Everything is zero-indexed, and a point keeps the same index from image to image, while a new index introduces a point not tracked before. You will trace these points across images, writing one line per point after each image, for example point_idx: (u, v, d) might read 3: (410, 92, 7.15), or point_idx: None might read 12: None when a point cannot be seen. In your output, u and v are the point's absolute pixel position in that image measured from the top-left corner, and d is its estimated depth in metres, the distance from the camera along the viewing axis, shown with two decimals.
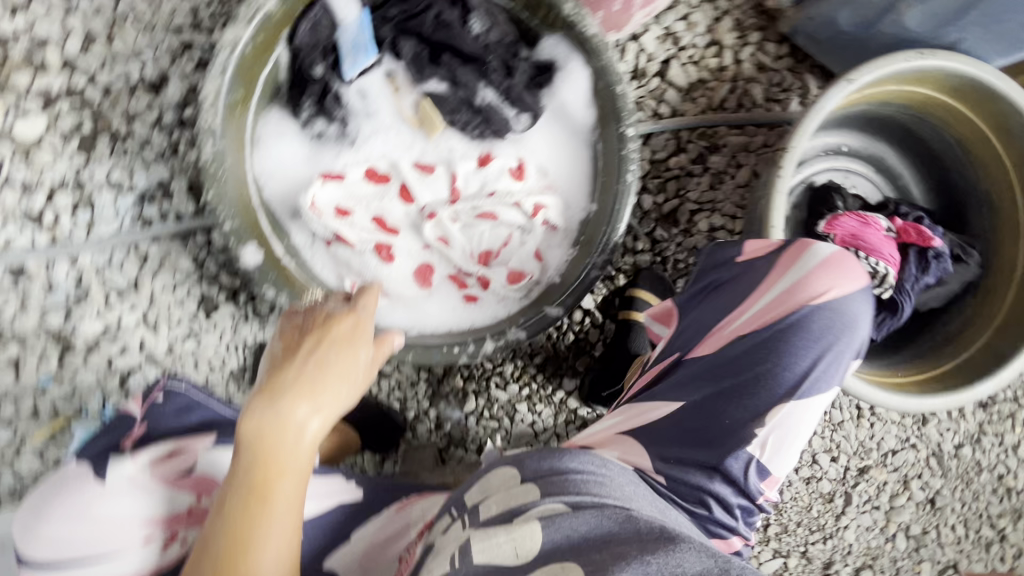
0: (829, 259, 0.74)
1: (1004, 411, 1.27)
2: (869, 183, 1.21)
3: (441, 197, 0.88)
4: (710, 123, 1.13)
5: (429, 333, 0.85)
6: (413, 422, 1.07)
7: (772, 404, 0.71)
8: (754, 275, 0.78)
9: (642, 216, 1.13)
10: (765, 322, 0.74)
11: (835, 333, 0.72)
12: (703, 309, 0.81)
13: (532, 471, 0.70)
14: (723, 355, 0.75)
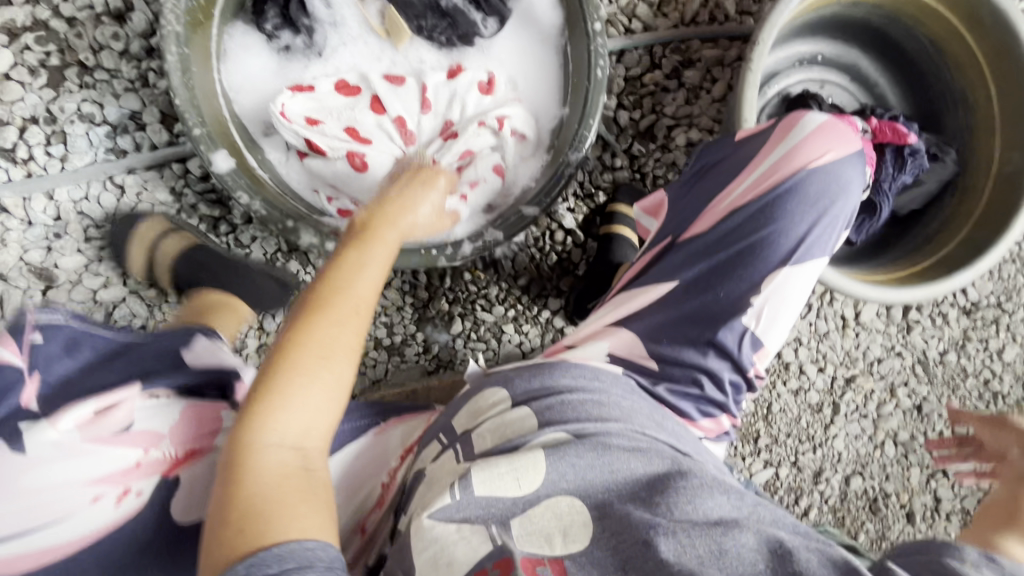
0: (822, 125, 0.77)
1: (988, 316, 1.29)
2: (845, 93, 1.21)
3: (412, 108, 0.87)
4: (682, 36, 1.14)
5: None
6: (401, 345, 1.08)
7: (767, 271, 0.74)
8: (749, 152, 0.81)
9: (619, 132, 1.13)
10: (760, 191, 0.76)
11: (830, 198, 0.75)
12: (697, 193, 0.82)
13: (522, 391, 0.68)
14: (718, 228, 0.77)
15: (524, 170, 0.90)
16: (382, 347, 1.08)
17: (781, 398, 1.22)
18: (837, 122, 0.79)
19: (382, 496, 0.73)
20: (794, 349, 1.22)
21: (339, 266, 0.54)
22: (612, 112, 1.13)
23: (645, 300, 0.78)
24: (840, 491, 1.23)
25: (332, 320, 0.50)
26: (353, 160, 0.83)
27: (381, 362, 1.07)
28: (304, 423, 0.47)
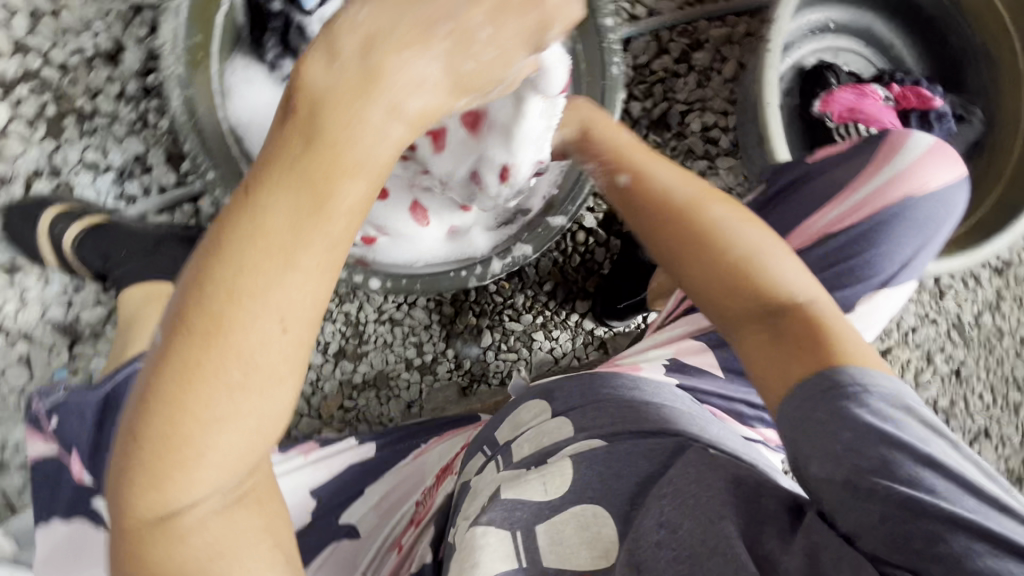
0: (932, 148, 0.68)
1: (1020, 274, 1.27)
2: (860, 60, 1.17)
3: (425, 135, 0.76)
4: (689, 17, 1.10)
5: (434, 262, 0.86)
6: (433, 363, 1.07)
7: (867, 296, 0.67)
8: (852, 164, 0.70)
9: (633, 123, 1.10)
10: (863, 215, 0.67)
11: (932, 227, 0.68)
12: (782, 210, 0.72)
13: (563, 403, 0.67)
14: (807, 252, 0.68)
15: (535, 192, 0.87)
16: (414, 368, 1.06)
17: None
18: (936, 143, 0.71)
19: (418, 514, 0.73)
20: None
21: (249, 245, 0.35)
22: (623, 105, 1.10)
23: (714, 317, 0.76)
24: None
25: (241, 343, 0.36)
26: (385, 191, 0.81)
27: (414, 383, 1.06)
28: (220, 472, 0.38)
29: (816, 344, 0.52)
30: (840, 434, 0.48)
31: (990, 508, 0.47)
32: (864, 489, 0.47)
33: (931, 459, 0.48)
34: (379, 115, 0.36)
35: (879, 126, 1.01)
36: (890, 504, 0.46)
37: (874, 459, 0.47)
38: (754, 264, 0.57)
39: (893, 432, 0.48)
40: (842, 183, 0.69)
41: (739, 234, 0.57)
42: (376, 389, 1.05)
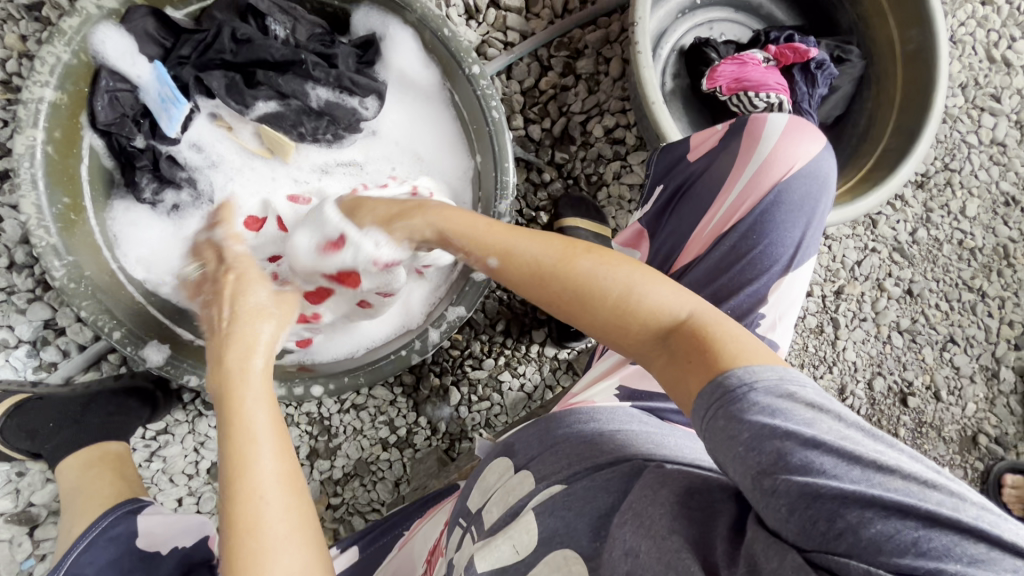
0: (790, 126, 0.71)
1: (940, 182, 1.31)
2: (735, 26, 1.19)
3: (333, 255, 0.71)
4: (562, 30, 1.10)
5: (379, 344, 0.86)
6: (409, 435, 1.06)
7: (772, 285, 0.68)
8: (722, 163, 0.73)
9: (537, 147, 1.10)
10: (744, 210, 0.70)
11: (813, 199, 0.69)
12: (677, 218, 0.76)
13: (524, 456, 0.65)
14: (705, 256, 0.71)
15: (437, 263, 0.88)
16: (392, 446, 1.05)
17: None
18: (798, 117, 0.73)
19: None
20: None
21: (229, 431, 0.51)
22: (522, 131, 1.10)
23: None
24: (867, 397, 1.25)
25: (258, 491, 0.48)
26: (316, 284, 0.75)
27: (395, 460, 1.05)
28: None
29: (701, 351, 0.47)
30: (738, 434, 0.42)
31: (891, 475, 0.39)
32: (768, 486, 0.40)
33: (823, 442, 0.40)
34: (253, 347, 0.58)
35: (768, 89, 1.03)
36: (794, 495, 0.39)
37: (767, 453, 0.41)
38: (629, 289, 0.52)
39: (774, 425, 0.41)
40: (717, 184, 0.73)
41: (606, 271, 0.54)
42: (360, 477, 1.04)
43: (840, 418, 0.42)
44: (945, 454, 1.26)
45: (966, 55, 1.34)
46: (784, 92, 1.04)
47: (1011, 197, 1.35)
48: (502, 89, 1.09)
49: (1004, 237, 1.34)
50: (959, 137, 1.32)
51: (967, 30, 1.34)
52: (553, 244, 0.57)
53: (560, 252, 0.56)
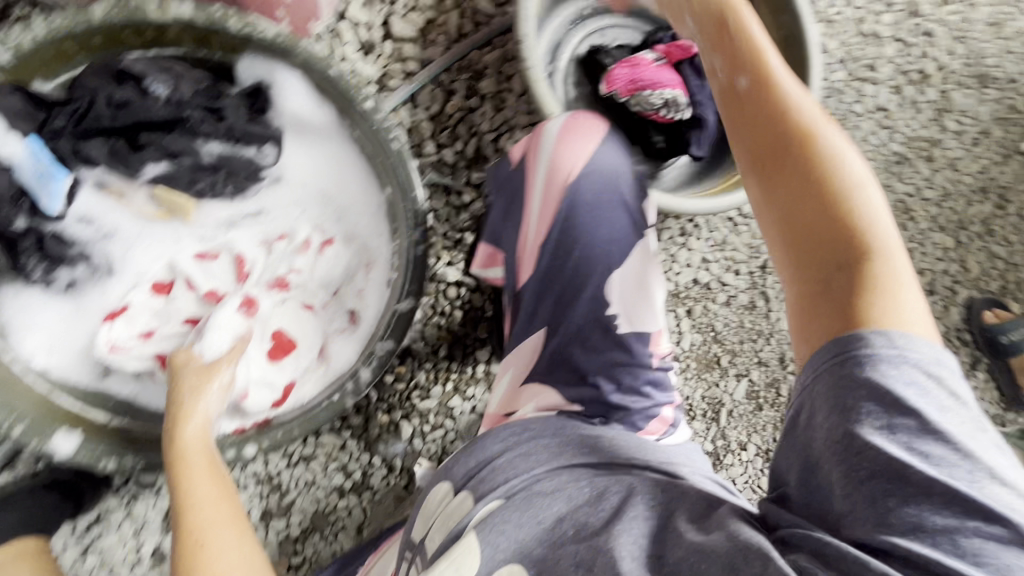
0: (564, 129, 0.73)
1: None
2: (626, 30, 1.25)
3: (237, 325, 0.80)
4: (460, 54, 1.12)
5: (314, 392, 0.83)
6: (365, 478, 1.03)
7: (605, 286, 0.71)
8: (521, 177, 0.75)
9: (453, 170, 1.11)
10: (552, 218, 0.72)
11: (610, 191, 0.72)
12: (505, 238, 0.77)
13: (462, 476, 0.65)
14: (538, 268, 0.73)
15: (370, 297, 0.87)
16: (348, 492, 1.02)
17: (719, 315, 1.27)
18: (576, 113, 0.76)
19: None
20: (704, 269, 1.27)
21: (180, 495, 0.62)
22: (435, 156, 1.10)
23: (527, 354, 0.75)
24: None
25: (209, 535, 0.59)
26: (279, 400, 0.81)
27: (354, 506, 1.02)
28: None
29: (861, 281, 0.49)
30: (855, 390, 0.45)
31: (991, 480, 0.44)
32: (856, 446, 0.45)
33: (928, 417, 0.44)
34: (193, 418, 0.69)
35: (663, 87, 1.08)
36: (878, 464, 0.44)
37: (870, 412, 0.44)
38: (834, 188, 0.51)
39: (899, 388, 0.44)
40: (522, 196, 0.74)
41: (830, 168, 0.52)
42: (319, 530, 1.01)
43: (972, 415, 0.46)
44: None
45: (840, 33, 1.45)
46: (678, 88, 1.09)
47: (902, 155, 1.45)
48: (409, 117, 1.10)
49: (900, 193, 1.44)
50: (846, 108, 1.43)
51: (836, 9, 1.45)
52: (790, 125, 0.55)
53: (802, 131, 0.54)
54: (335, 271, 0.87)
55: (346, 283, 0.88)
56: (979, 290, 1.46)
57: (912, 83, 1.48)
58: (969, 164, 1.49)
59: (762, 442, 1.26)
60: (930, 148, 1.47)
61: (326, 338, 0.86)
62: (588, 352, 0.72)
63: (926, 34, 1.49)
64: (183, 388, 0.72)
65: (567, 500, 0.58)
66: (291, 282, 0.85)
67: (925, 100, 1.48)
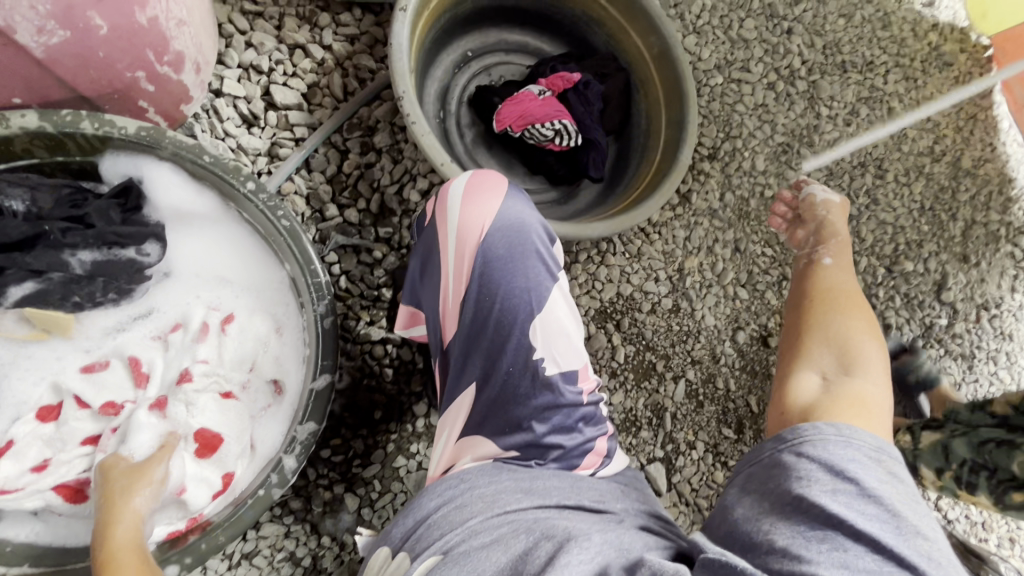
0: (468, 188, 0.72)
1: (728, 149, 1.50)
2: (510, 65, 1.29)
3: (157, 426, 0.74)
4: (347, 113, 1.11)
5: (242, 487, 0.77)
6: (316, 561, 0.98)
7: (527, 332, 0.68)
8: (433, 237, 0.73)
9: (360, 229, 1.09)
10: (468, 274, 0.70)
11: (523, 240, 0.70)
12: (428, 296, 0.75)
13: (399, 537, 0.62)
14: (462, 325, 0.71)
15: (288, 363, 0.84)
16: None
17: (647, 323, 1.31)
18: (481, 170, 0.75)
19: None
20: (625, 281, 1.31)
21: None
22: (340, 218, 1.09)
23: (462, 410, 0.72)
24: (736, 352, 1.37)
25: None
26: (217, 492, 0.75)
27: None
28: None
29: (828, 405, 0.52)
30: (801, 465, 0.47)
31: (920, 542, 0.42)
32: (803, 505, 0.44)
33: (863, 482, 0.44)
34: (126, 518, 0.64)
35: (550, 118, 1.12)
36: (819, 518, 0.43)
37: (815, 478, 0.45)
38: (838, 351, 0.60)
39: (842, 462, 0.46)
40: (437, 257, 0.73)
41: (840, 339, 0.61)
42: None
43: (907, 489, 0.46)
44: None
45: (710, 41, 1.55)
46: (565, 116, 1.13)
47: (787, 144, 1.56)
48: (306, 183, 1.08)
49: (793, 179, 1.54)
50: (729, 108, 1.53)
51: (703, 20, 1.56)
52: (833, 312, 0.65)
53: (834, 315, 0.64)
54: (245, 348, 0.82)
55: (260, 355, 0.83)
56: (875, 256, 1.59)
57: (783, 78, 1.60)
58: (846, 143, 1.62)
59: (708, 438, 1.30)
60: (809, 134, 1.59)
61: (253, 420, 0.82)
62: (519, 401, 0.69)
63: (786, 32, 1.63)
64: (112, 490, 0.66)
65: (506, 551, 0.54)
66: (197, 373, 0.78)
67: (796, 91, 1.61)
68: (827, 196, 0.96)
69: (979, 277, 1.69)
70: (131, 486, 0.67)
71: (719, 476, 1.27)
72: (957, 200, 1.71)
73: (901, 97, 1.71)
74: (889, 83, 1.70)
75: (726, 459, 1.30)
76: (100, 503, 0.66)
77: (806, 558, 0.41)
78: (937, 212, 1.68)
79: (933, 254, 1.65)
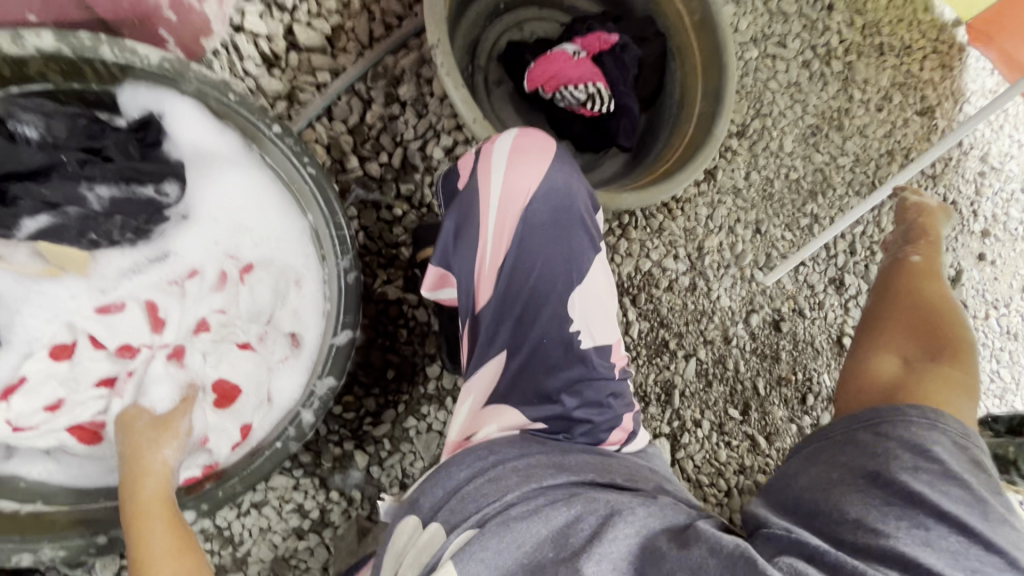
0: (514, 150, 0.73)
1: (757, 127, 1.45)
2: (543, 22, 1.23)
3: (177, 376, 0.74)
4: (373, 61, 1.06)
5: (262, 436, 0.78)
6: (324, 515, 0.98)
7: (565, 304, 0.71)
8: (474, 192, 0.72)
9: (380, 184, 1.06)
10: (507, 242, 0.72)
11: (568, 209, 0.73)
12: (463, 252, 0.73)
13: (430, 508, 0.61)
14: (495, 294, 0.72)
15: (307, 316, 0.82)
16: (308, 531, 0.97)
17: (663, 300, 1.30)
18: (527, 131, 0.75)
19: None
20: (644, 256, 1.29)
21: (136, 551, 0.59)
22: (360, 171, 1.05)
23: (490, 375, 0.73)
24: (749, 334, 1.36)
25: None
26: (238, 442, 0.76)
27: (316, 545, 0.97)
28: None
29: (913, 387, 0.59)
30: (884, 442, 0.54)
31: (1010, 531, 0.48)
32: (883, 481, 0.51)
33: (951, 466, 0.50)
34: (153, 470, 0.65)
35: (584, 81, 1.07)
36: (900, 494, 0.50)
37: (895, 457, 0.52)
38: (927, 338, 0.66)
39: (926, 444, 0.52)
40: (473, 223, 0.72)
41: (928, 326, 0.67)
42: None
43: (994, 480, 0.51)
44: (823, 363, 1.42)
45: (749, 12, 1.49)
46: (600, 80, 1.08)
47: (817, 127, 1.52)
48: (327, 133, 1.04)
49: (819, 162, 1.51)
50: (762, 84, 1.48)
51: None
52: (921, 299, 0.71)
53: (925, 304, 0.70)
54: (264, 299, 0.81)
55: (278, 307, 0.82)
56: None
57: (819, 57, 1.54)
58: (876, 129, 1.58)
59: (714, 417, 1.31)
60: (841, 118, 1.55)
61: (270, 371, 0.81)
62: (550, 371, 0.71)
63: (827, 8, 1.56)
64: (140, 442, 0.67)
65: (547, 523, 0.54)
66: (213, 323, 0.77)
67: (831, 72, 1.55)
68: (926, 200, 0.89)
69: (992, 275, 1.69)
70: (155, 439, 0.67)
71: (723, 455, 1.29)
72: (978, 195, 1.70)
73: (936, 85, 1.66)
74: (925, 70, 1.65)
75: (730, 439, 1.31)
76: (125, 452, 0.67)
77: (885, 532, 0.48)
78: (958, 207, 1.66)
79: (950, 249, 1.64)
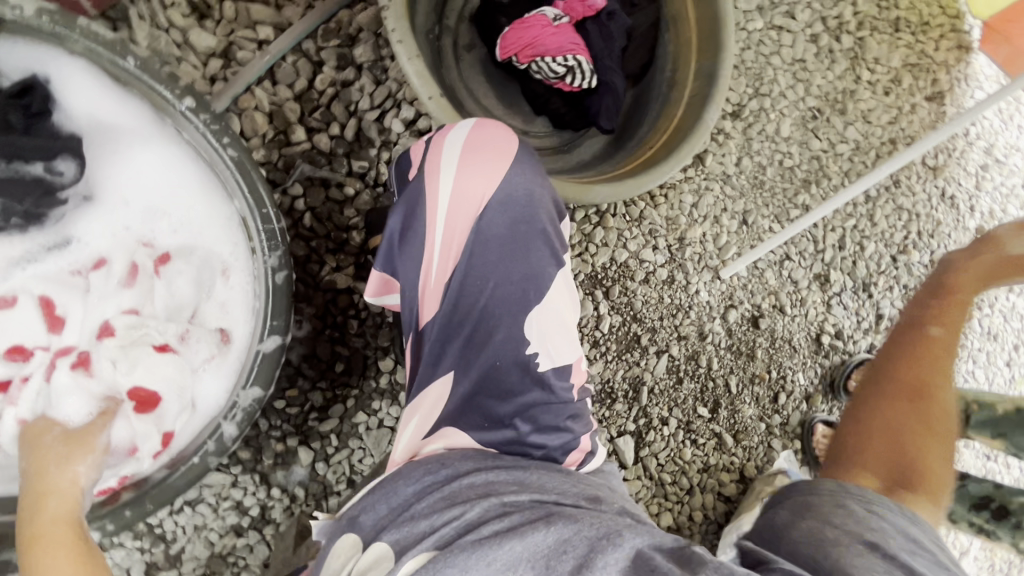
0: (466, 147, 0.66)
1: (754, 108, 1.34)
2: None
3: (80, 386, 0.65)
4: (323, 15, 0.93)
5: (188, 446, 0.71)
6: (265, 512, 0.94)
7: (520, 326, 0.65)
8: (419, 191, 0.65)
9: (330, 159, 0.95)
10: (456, 254, 0.65)
11: (528, 218, 0.66)
12: (406, 260, 0.66)
13: (372, 526, 0.55)
14: (443, 310, 0.66)
15: (235, 308, 0.73)
16: (248, 528, 0.93)
17: (638, 293, 1.23)
18: (485, 124, 0.68)
19: None
20: (622, 246, 1.21)
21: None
22: (307, 144, 0.94)
23: (434, 398, 0.66)
24: (725, 331, 1.31)
25: None
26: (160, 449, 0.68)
27: (256, 543, 0.93)
28: None
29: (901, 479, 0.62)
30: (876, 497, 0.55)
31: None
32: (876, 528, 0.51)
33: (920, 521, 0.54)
34: (61, 489, 0.57)
35: (563, 52, 0.94)
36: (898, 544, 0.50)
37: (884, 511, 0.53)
38: (922, 424, 0.67)
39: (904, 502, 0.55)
40: (418, 232, 0.65)
41: (923, 407, 0.69)
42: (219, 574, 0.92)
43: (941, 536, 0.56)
44: (800, 362, 1.37)
45: None
46: (581, 51, 0.96)
47: (818, 110, 1.41)
48: (269, 98, 0.92)
49: (816, 149, 1.41)
50: (764, 60, 1.36)
51: None
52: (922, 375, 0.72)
53: (925, 384, 0.71)
54: (184, 290, 0.72)
55: (203, 301, 0.73)
56: (884, 243, 1.49)
57: (828, 31, 1.41)
58: (880, 115, 1.47)
59: (683, 415, 1.27)
60: (845, 100, 1.44)
61: (195, 373, 0.71)
62: (504, 397, 0.65)
63: None
64: (46, 461, 0.59)
65: (523, 544, 0.47)
66: (120, 326, 0.67)
67: (840, 48, 1.43)
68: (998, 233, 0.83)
69: None
70: (64, 457, 0.60)
71: (687, 454, 1.26)
72: (978, 189, 1.61)
73: (949, 68, 1.54)
74: (940, 51, 1.52)
75: (696, 437, 1.28)
76: (30, 472, 0.59)
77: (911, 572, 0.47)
78: (956, 202, 1.58)
79: (943, 245, 1.56)
